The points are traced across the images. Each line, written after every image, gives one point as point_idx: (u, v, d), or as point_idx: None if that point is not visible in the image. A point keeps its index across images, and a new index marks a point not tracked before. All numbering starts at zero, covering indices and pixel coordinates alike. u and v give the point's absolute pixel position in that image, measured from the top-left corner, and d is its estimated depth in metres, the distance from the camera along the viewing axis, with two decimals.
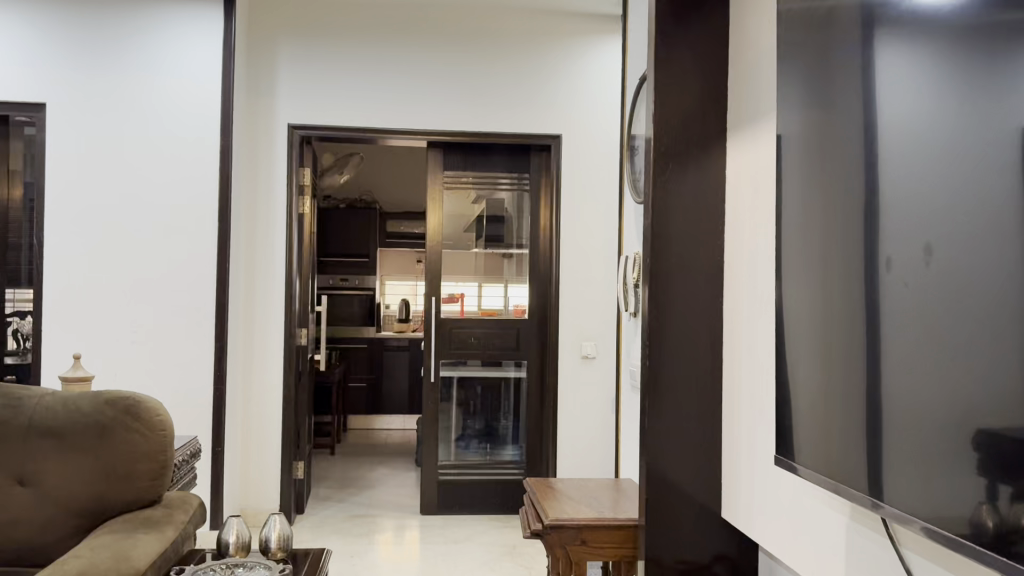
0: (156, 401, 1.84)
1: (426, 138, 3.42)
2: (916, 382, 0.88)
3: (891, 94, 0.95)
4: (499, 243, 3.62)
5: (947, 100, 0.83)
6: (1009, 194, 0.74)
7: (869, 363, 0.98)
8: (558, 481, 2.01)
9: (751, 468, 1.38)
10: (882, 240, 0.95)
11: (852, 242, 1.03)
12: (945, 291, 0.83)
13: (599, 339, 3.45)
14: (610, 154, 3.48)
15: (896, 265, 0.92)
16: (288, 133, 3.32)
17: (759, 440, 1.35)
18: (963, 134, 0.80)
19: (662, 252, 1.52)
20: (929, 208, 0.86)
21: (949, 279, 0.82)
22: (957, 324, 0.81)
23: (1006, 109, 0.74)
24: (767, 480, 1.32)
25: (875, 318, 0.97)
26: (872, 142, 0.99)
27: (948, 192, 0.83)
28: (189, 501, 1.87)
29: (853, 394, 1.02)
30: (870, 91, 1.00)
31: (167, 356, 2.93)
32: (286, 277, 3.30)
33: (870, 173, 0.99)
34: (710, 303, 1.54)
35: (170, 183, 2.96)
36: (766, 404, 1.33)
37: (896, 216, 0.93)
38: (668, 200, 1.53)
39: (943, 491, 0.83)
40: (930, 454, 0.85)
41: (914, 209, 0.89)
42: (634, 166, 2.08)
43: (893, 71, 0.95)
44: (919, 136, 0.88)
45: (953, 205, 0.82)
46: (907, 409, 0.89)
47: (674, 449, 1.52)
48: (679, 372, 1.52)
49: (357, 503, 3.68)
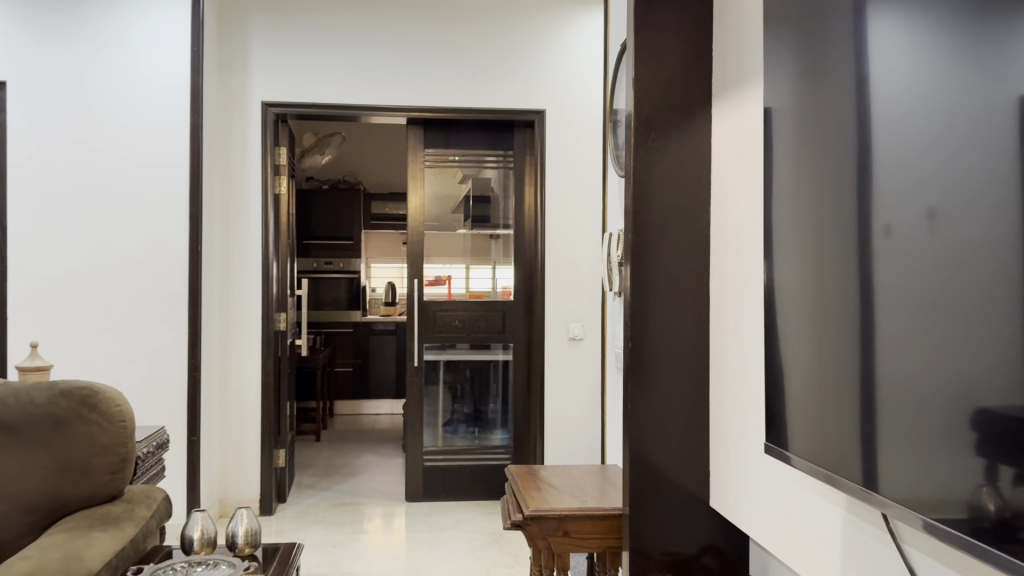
0: (115, 390, 1.73)
1: (407, 114, 3.30)
2: (910, 361, 0.80)
3: (882, 49, 0.86)
4: (485, 224, 3.51)
5: (941, 52, 0.74)
6: (1005, 146, 0.65)
7: (860, 345, 0.90)
8: (541, 469, 1.93)
9: (740, 455, 1.29)
10: (874, 210, 0.87)
11: (842, 214, 0.94)
12: (941, 262, 0.74)
13: (587, 320, 3.37)
14: (595, 129, 3.37)
15: (887, 234, 0.84)
16: (262, 110, 3.21)
17: (748, 426, 1.26)
18: (955, 88, 0.72)
19: (648, 228, 1.43)
20: (921, 172, 0.77)
21: (943, 253, 0.74)
22: (951, 295, 0.73)
23: (1001, 52, 0.66)
24: (755, 467, 1.23)
25: (867, 296, 0.88)
26: (862, 102, 0.90)
27: (941, 154, 0.74)
28: (152, 495, 1.78)
29: (846, 379, 0.93)
30: (860, 50, 0.91)
31: (138, 342, 2.84)
32: (263, 260, 3.19)
33: (860, 136, 0.90)
34: (697, 283, 1.45)
35: (139, 163, 2.85)
36: (754, 386, 1.24)
37: (886, 183, 0.84)
38: (650, 174, 1.43)
39: (944, 477, 0.74)
40: (928, 437, 0.76)
41: (904, 173, 0.80)
42: (616, 139, 1.99)
43: (883, 26, 0.86)
44: (911, 93, 0.79)
45: (946, 167, 0.74)
46: (903, 392, 0.81)
47: (658, 434, 1.44)
48: (665, 356, 1.44)
49: (341, 492, 3.60)
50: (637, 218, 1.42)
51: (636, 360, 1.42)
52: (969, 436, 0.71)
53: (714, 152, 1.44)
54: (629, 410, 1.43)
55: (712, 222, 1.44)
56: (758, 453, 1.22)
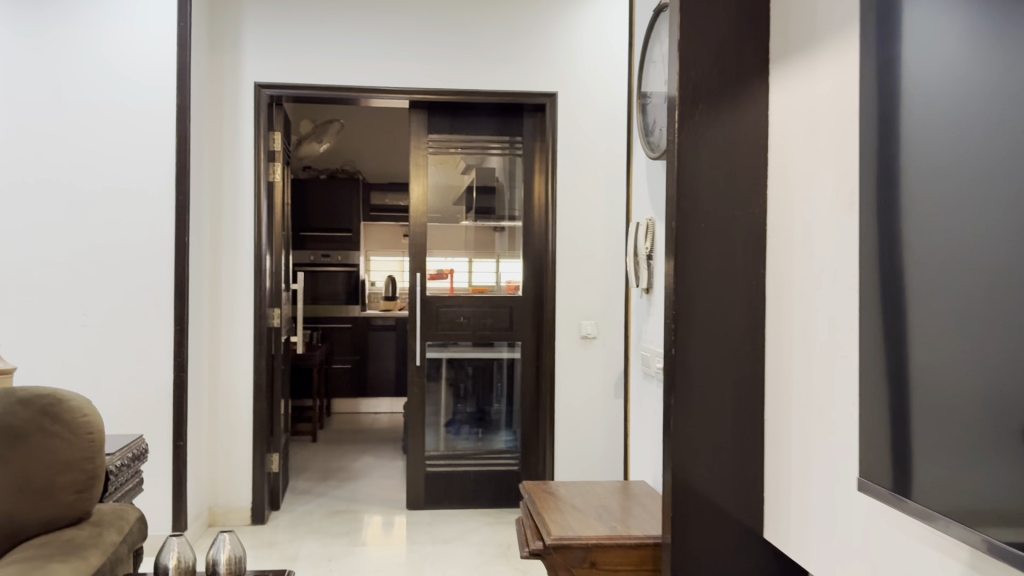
0: (83, 398, 1.54)
1: (410, 97, 3.10)
2: (944, 362, 0.77)
3: (916, 47, 0.83)
4: (489, 216, 3.32)
5: (979, 46, 0.73)
6: None
7: (887, 349, 0.88)
8: (558, 485, 1.72)
9: (809, 479, 1.11)
10: (904, 204, 0.85)
11: (868, 210, 0.93)
12: (963, 259, 0.75)
13: (601, 317, 3.17)
14: (610, 115, 3.16)
15: (918, 231, 0.82)
16: (255, 92, 3.00)
17: (815, 442, 1.09)
18: (1001, 92, 0.70)
19: (696, 212, 1.23)
20: (954, 166, 0.76)
21: (973, 245, 0.73)
22: (990, 295, 0.71)
23: None
24: (834, 495, 1.04)
25: (891, 297, 0.87)
26: (891, 94, 0.88)
27: (979, 150, 0.73)
28: (124, 516, 1.58)
29: (873, 378, 0.91)
30: (891, 37, 0.88)
31: (118, 340, 2.63)
32: (255, 252, 2.99)
33: (884, 135, 0.89)
34: (750, 279, 1.24)
35: (121, 147, 2.64)
36: (827, 409, 1.06)
37: (918, 177, 0.82)
38: (698, 150, 1.23)
39: (984, 485, 0.72)
40: (966, 442, 0.74)
41: (939, 170, 0.78)
42: (646, 120, 1.78)
43: (917, 17, 0.83)
44: (950, 89, 0.77)
45: (984, 164, 0.72)
46: (933, 393, 0.79)
47: (708, 457, 1.24)
48: (714, 363, 1.24)
49: (339, 498, 3.41)
50: (684, 201, 1.22)
51: (681, 367, 1.22)
52: (1015, 443, 0.68)
53: (773, 124, 1.23)
54: (671, 425, 1.23)
55: (771, 208, 1.24)
56: (834, 484, 1.04)
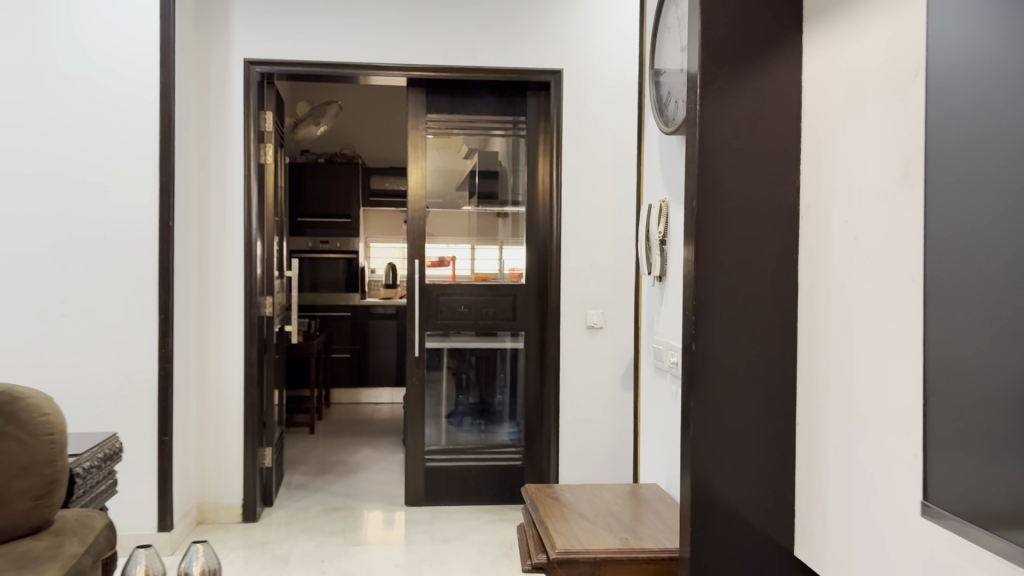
0: (42, 395, 1.40)
1: (407, 74, 2.95)
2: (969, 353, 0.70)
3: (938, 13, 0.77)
4: (493, 201, 3.18)
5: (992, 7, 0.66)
6: None
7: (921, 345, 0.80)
8: (564, 490, 1.59)
9: (840, 488, 1.00)
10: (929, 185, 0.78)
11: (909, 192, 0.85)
12: (980, 239, 0.68)
13: (608, 306, 3.03)
14: (618, 93, 3.01)
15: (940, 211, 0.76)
16: (244, 70, 2.86)
17: (846, 447, 0.98)
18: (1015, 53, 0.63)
19: (720, 188, 1.09)
20: (971, 138, 0.70)
21: (990, 224, 0.67)
22: (1005, 279, 0.65)
23: None
24: (870, 507, 0.93)
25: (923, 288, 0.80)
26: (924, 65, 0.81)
27: (992, 118, 0.66)
28: (90, 524, 1.45)
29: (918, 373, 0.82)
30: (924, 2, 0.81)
31: (101, 330, 2.50)
32: (245, 237, 2.86)
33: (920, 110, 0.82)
34: (780, 262, 1.10)
35: (102, 126, 2.50)
36: (862, 411, 0.95)
37: (936, 154, 0.76)
38: (722, 118, 1.09)
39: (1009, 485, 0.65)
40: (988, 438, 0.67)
41: (957, 145, 0.72)
42: (659, 92, 1.63)
43: None
44: (968, 55, 0.70)
45: (996, 132, 0.66)
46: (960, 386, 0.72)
47: (729, 463, 1.10)
48: (738, 356, 1.10)
49: (335, 493, 3.29)
50: (705, 175, 1.08)
51: (701, 364, 1.09)
52: None
53: (807, 88, 1.09)
54: (689, 425, 1.10)
55: (805, 183, 1.09)
56: (878, 498, 0.91)
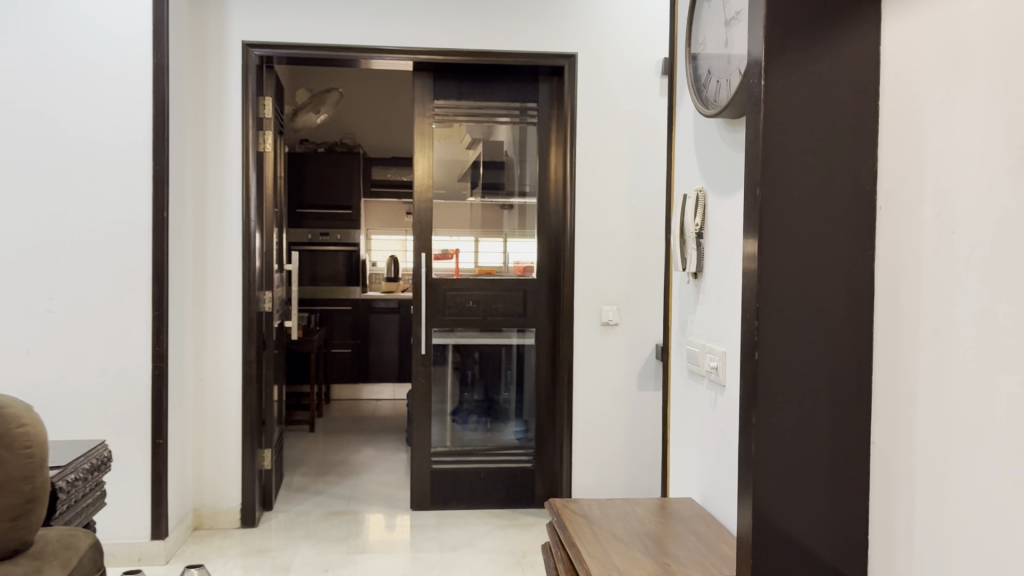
0: (22, 404, 1.26)
1: (415, 58, 2.81)
2: None
3: None
4: (498, 192, 3.04)
5: None
6: None
7: None
8: (592, 506, 1.46)
9: (932, 519, 0.87)
10: None
11: None
12: None
13: (623, 303, 2.90)
14: (634, 79, 2.88)
15: None
16: (242, 52, 2.71)
17: (943, 474, 0.85)
18: None
19: (789, 174, 0.96)
20: None
21: None
22: None
23: None
24: (975, 545, 0.80)
25: None
26: None
27: None
28: (73, 546, 1.32)
29: None
30: None
31: (93, 327, 2.36)
32: (244, 228, 2.73)
33: None
34: (855, 259, 0.97)
35: (91, 111, 2.35)
36: (964, 434, 0.82)
37: None
38: (791, 97, 0.96)
39: None
40: None
41: None
42: (698, 71, 1.49)
43: None
44: None
45: None
46: None
47: (794, 485, 0.98)
48: (807, 366, 0.97)
49: (338, 497, 3.16)
50: (771, 161, 0.96)
51: (766, 373, 0.97)
52: None
53: (887, 62, 0.96)
54: (751, 444, 0.98)
55: (884, 170, 0.96)
56: (987, 538, 0.79)
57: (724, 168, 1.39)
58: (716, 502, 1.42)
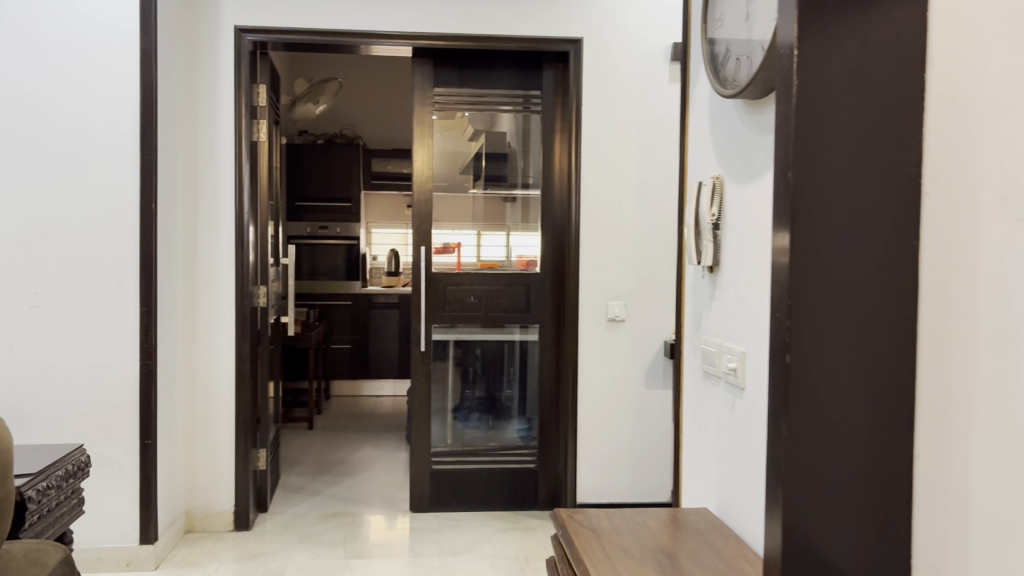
0: None
1: (414, 44, 2.70)
2: None
3: None
4: (501, 184, 2.95)
5: None
6: None
7: None
8: (600, 517, 1.36)
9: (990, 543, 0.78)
10: None
11: None
12: None
13: (631, 298, 2.80)
14: (643, 67, 2.77)
15: None
16: (235, 37, 2.61)
17: (1004, 494, 0.76)
18: None
19: (825, 159, 0.87)
20: None
21: None
22: None
23: None
24: None
25: None
26: None
27: None
28: (42, 561, 1.22)
29: None
30: None
31: (78, 324, 2.26)
32: (238, 221, 2.62)
33: None
34: (896, 253, 0.88)
35: (75, 99, 2.25)
36: None
37: None
38: (828, 75, 0.87)
39: None
40: None
41: None
42: (715, 50, 1.39)
43: None
44: None
45: None
46: None
47: (829, 500, 0.89)
48: (843, 370, 0.89)
49: (335, 497, 3.07)
50: (805, 145, 0.87)
51: (798, 378, 0.89)
52: None
53: (936, 34, 0.86)
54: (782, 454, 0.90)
55: (929, 152, 0.87)
56: None
57: (745, 155, 1.28)
58: (733, 512, 1.32)
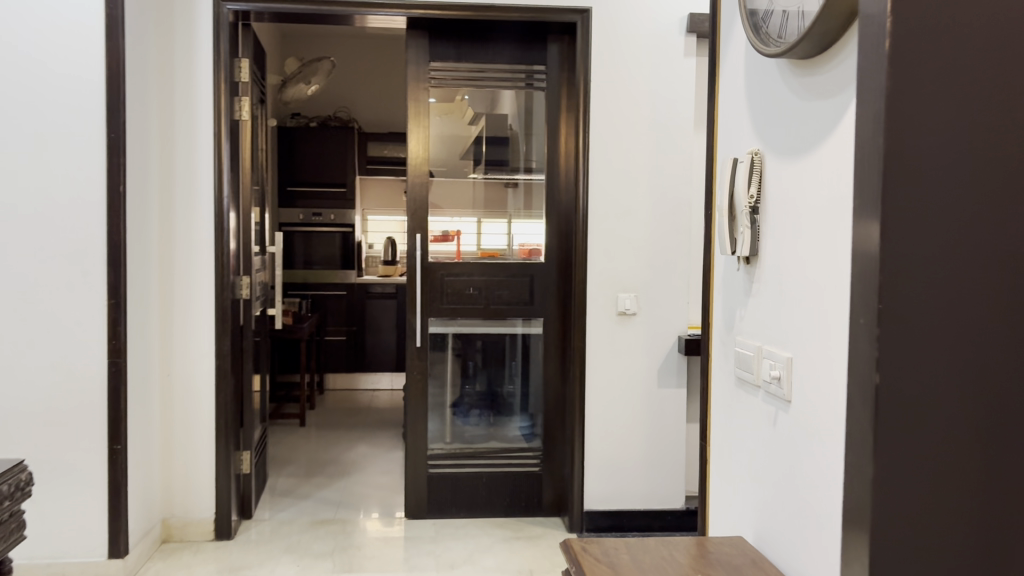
0: None
1: (409, 13, 2.49)
2: None
3: None
4: (501, 169, 2.73)
5: None
6: None
7: None
8: (616, 550, 1.17)
9: None
10: None
11: None
12: None
13: (643, 290, 2.60)
14: (655, 39, 2.57)
15: None
16: (213, 7, 2.40)
17: None
18: None
19: (922, 136, 0.74)
20: None
21: None
22: None
23: None
24: None
25: None
26: None
27: None
28: None
29: None
30: None
31: (37, 318, 2.07)
32: (217, 208, 2.43)
33: None
34: (1010, 244, 0.75)
35: (31, 69, 2.04)
36: None
37: None
38: (928, 36, 0.73)
39: None
40: None
41: None
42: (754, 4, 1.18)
43: None
44: None
45: None
46: None
47: (928, 533, 0.76)
48: (945, 385, 0.75)
49: (326, 501, 2.88)
50: (898, 119, 0.74)
51: (890, 397, 0.75)
52: None
53: None
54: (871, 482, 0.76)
55: None
56: None
57: (792, 127, 1.08)
58: (775, 544, 1.13)
